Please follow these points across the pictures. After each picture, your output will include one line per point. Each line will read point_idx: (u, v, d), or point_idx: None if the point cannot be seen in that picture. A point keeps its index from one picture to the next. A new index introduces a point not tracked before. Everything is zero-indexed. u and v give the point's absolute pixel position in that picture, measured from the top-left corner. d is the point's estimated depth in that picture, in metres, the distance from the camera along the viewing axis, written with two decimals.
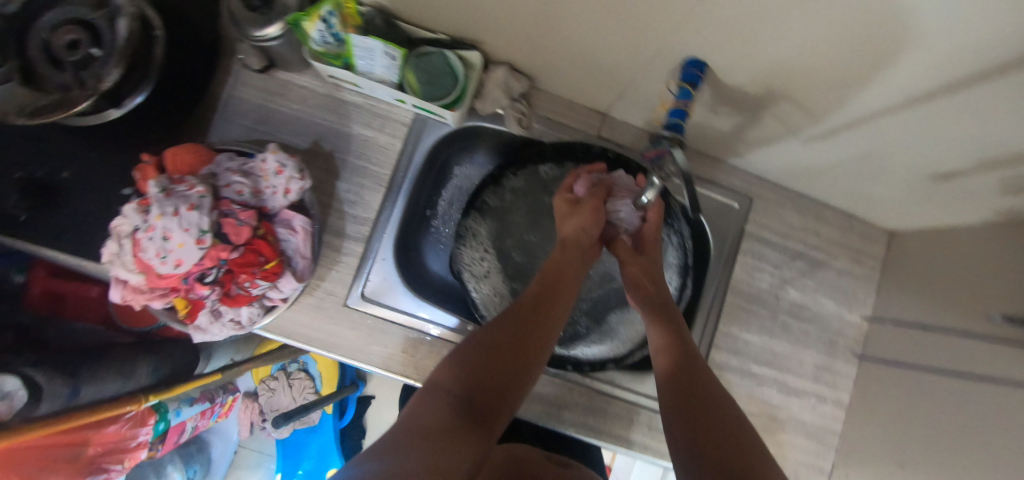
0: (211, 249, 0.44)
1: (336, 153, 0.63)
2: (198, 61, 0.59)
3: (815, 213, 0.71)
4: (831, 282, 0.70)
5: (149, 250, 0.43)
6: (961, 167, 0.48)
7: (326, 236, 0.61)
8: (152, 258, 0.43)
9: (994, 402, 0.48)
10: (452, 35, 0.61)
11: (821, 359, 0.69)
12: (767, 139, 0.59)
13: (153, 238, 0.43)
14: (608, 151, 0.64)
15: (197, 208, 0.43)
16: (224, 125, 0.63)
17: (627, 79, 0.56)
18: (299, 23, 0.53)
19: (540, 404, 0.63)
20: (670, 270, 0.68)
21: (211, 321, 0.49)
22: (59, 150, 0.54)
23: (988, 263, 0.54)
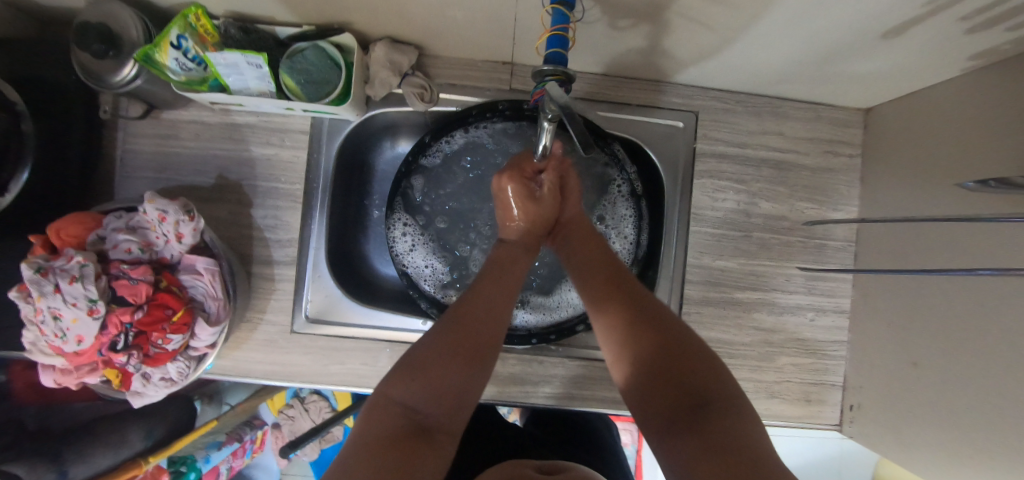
0: (109, 316, 0.43)
1: (243, 181, 0.60)
2: (72, 123, 0.56)
3: (774, 111, 0.63)
4: (806, 183, 0.63)
5: (47, 332, 0.42)
6: (913, 19, 0.40)
7: (256, 268, 0.59)
8: (53, 339, 0.42)
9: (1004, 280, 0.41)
10: (316, 24, 0.55)
11: (811, 268, 0.63)
12: (690, 43, 0.51)
13: (44, 321, 0.41)
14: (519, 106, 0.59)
15: (80, 279, 0.41)
16: (125, 182, 0.60)
17: (512, 19, 0.49)
18: (149, 57, 0.49)
19: (516, 385, 0.60)
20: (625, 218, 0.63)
21: (143, 383, 0.48)
22: None
23: (977, 120, 0.46)
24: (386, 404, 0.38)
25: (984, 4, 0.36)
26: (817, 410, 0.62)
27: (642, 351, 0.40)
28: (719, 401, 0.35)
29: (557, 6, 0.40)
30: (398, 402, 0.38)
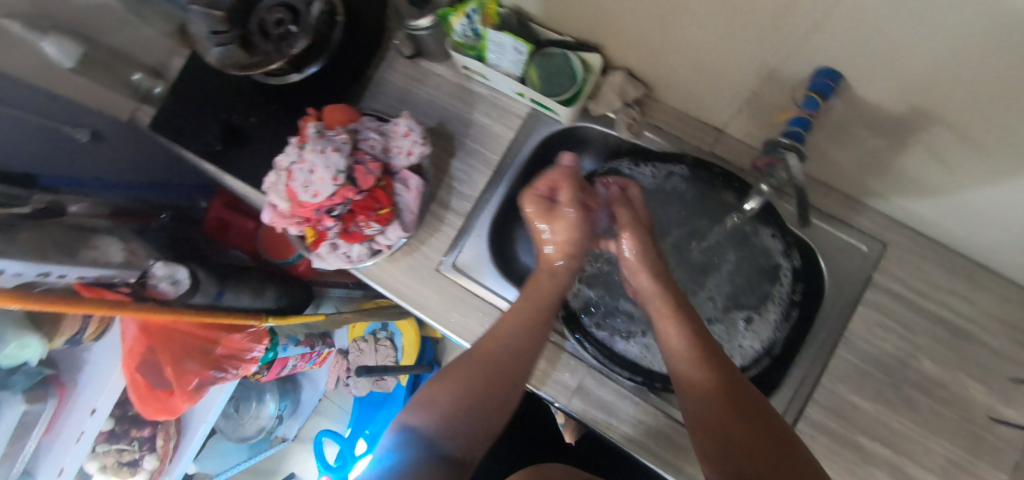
0: (342, 187, 0.52)
1: (456, 135, 0.69)
2: (364, 45, 0.70)
3: (971, 277, 0.59)
4: (983, 364, 0.57)
5: (297, 179, 0.52)
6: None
7: (433, 206, 0.67)
8: (297, 186, 0.52)
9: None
10: (577, 38, 0.64)
11: (959, 456, 0.56)
12: (917, 175, 0.51)
13: (303, 170, 0.51)
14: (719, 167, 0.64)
15: (339, 151, 0.52)
16: (371, 101, 0.74)
17: (749, 91, 0.54)
18: (447, 17, 0.61)
19: (601, 412, 0.61)
20: (774, 302, 0.65)
21: (330, 251, 0.59)
22: (251, 102, 0.68)
23: None
24: (451, 415, 0.52)
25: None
26: None
27: (710, 429, 0.45)
28: None
29: (813, 94, 0.44)
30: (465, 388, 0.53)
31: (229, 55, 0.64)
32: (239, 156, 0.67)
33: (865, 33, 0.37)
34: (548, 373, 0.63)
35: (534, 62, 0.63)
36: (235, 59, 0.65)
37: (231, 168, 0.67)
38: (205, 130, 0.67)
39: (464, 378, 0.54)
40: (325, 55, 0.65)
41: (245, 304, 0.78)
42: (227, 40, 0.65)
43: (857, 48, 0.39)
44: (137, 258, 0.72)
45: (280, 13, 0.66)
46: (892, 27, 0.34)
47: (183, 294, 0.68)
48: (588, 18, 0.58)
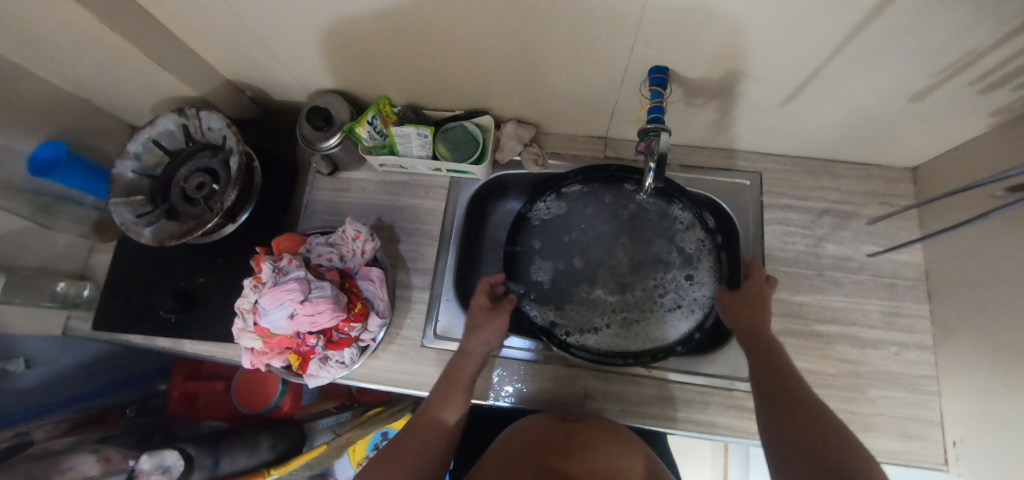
0: (300, 311, 0.54)
1: (394, 224, 0.76)
2: (283, 179, 0.77)
3: (828, 171, 0.75)
4: (868, 230, 0.72)
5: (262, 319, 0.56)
6: (937, 80, 0.55)
7: (397, 291, 0.73)
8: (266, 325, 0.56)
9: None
10: (467, 108, 0.76)
11: (886, 305, 0.69)
12: (748, 113, 0.67)
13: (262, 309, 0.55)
14: (612, 166, 0.70)
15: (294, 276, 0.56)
16: (306, 222, 0.79)
17: (612, 100, 0.68)
18: (353, 130, 0.70)
19: (615, 403, 0.66)
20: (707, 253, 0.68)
21: (321, 365, 0.61)
22: (193, 266, 0.71)
23: (1012, 155, 0.56)
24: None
25: (988, 67, 0.51)
26: (919, 447, 0.63)
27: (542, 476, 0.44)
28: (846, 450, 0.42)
29: (656, 87, 0.59)
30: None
31: (163, 231, 0.69)
32: (200, 316, 0.69)
33: (666, 26, 0.52)
34: (558, 390, 0.68)
35: (438, 139, 0.73)
36: (169, 231, 0.69)
37: (193, 333, 0.69)
38: (156, 306, 0.69)
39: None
40: (252, 198, 0.70)
41: (242, 465, 0.74)
42: (155, 218, 0.70)
43: (667, 39, 0.54)
44: (114, 462, 0.67)
45: (200, 177, 0.72)
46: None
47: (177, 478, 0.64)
48: (469, 90, 0.71)
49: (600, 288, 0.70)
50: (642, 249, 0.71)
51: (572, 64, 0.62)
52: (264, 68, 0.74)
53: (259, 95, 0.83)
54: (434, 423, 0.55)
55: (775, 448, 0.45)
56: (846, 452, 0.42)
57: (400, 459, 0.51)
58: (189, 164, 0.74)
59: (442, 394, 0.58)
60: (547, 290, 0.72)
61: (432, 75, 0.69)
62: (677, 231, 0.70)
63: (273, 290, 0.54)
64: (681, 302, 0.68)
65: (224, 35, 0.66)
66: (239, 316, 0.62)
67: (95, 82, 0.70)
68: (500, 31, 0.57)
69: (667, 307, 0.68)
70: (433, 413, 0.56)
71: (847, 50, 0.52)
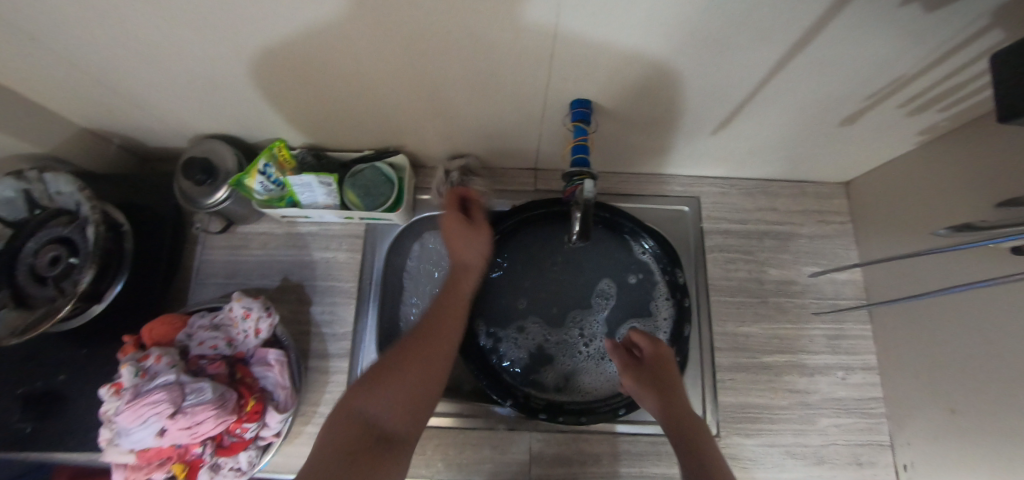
0: (169, 429, 0.45)
1: (304, 282, 0.67)
2: (164, 242, 0.65)
3: (764, 191, 0.72)
4: (807, 250, 0.69)
5: (121, 440, 0.46)
6: (869, 103, 0.52)
7: (312, 362, 0.63)
8: (129, 447, 0.46)
9: (1010, 298, 0.47)
10: (376, 148, 0.68)
11: (830, 328, 0.67)
12: (679, 142, 0.63)
13: (121, 430, 0.45)
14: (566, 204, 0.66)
15: (161, 381, 0.47)
16: (199, 289, 0.67)
17: (535, 134, 0.62)
18: (241, 183, 0.60)
19: (566, 465, 0.61)
20: (662, 300, 0.66)
21: (212, 475, 0.51)
22: (55, 360, 0.59)
23: (940, 177, 0.55)
24: (350, 418, 0.43)
25: (915, 91, 0.49)
26: (872, 474, 0.62)
27: None
28: None
29: (578, 123, 0.53)
30: (363, 413, 0.43)
31: (4, 323, 0.56)
32: (64, 424, 0.57)
33: (583, 63, 0.47)
34: (501, 458, 0.61)
35: (346, 185, 0.64)
36: (13, 322, 0.57)
37: (55, 444, 0.56)
38: (2, 418, 0.56)
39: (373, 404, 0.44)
40: (122, 271, 0.59)
41: None
42: None
43: (586, 75, 0.49)
44: None
45: (52, 250, 0.60)
46: (580, 33, 0.42)
47: None
48: (377, 128, 0.63)
49: (537, 326, 0.66)
50: (587, 291, 0.68)
51: (486, 100, 0.55)
52: (125, 115, 0.62)
53: (130, 143, 0.70)
54: (427, 339, 0.48)
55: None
56: None
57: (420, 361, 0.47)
58: (40, 235, 0.61)
59: (432, 309, 0.52)
60: (497, 313, 0.67)
61: (328, 115, 0.60)
62: (641, 280, 0.68)
63: (131, 405, 0.45)
64: None
65: (62, 81, 0.54)
66: (105, 425, 0.50)
67: None
68: (406, 69, 0.50)
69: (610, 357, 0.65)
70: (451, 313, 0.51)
71: (774, 79, 0.49)
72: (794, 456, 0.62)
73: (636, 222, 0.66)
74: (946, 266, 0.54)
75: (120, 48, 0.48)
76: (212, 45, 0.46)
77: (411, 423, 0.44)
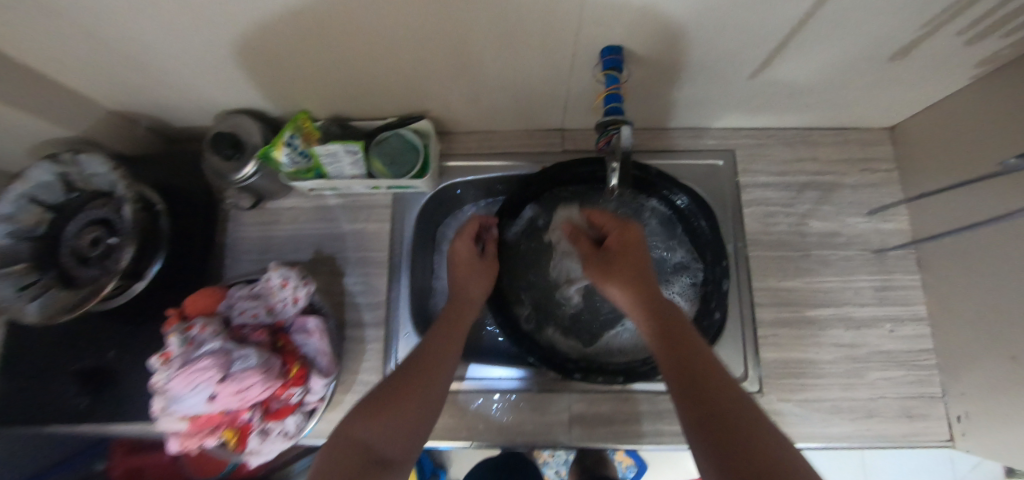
0: (219, 393, 0.45)
1: (337, 254, 0.67)
2: (197, 221, 0.66)
3: (804, 140, 0.69)
4: (850, 200, 0.67)
5: (173, 406, 0.46)
6: (924, 32, 0.48)
7: (349, 331, 0.64)
8: (182, 412, 0.47)
9: None
10: (400, 115, 0.67)
11: (877, 280, 0.64)
12: (716, 89, 0.60)
13: (172, 396, 0.46)
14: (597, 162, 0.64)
15: (208, 348, 0.47)
16: (235, 264, 0.68)
17: (563, 90, 0.60)
18: (269, 155, 0.60)
19: (605, 425, 0.60)
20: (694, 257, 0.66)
21: (262, 440, 0.52)
22: (103, 337, 0.61)
23: (1001, 112, 0.51)
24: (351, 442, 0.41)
25: (976, 16, 0.45)
26: (923, 427, 0.60)
27: None
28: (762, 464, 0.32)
29: (610, 71, 0.50)
30: (364, 439, 0.42)
31: (53, 302, 0.58)
32: (118, 398, 0.59)
33: (615, 5, 0.44)
34: (540, 420, 0.61)
35: (372, 154, 0.63)
36: (61, 301, 0.58)
37: (109, 416, 0.59)
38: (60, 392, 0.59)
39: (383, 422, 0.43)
40: (160, 249, 0.60)
41: None
42: (42, 289, 0.58)
43: (617, 19, 0.46)
44: None
45: (92, 231, 0.62)
46: None
47: None
48: (400, 94, 0.62)
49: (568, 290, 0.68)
50: None
51: (511, 55, 0.53)
52: (153, 94, 0.62)
53: (157, 124, 0.71)
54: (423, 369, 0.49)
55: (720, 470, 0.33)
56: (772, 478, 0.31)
57: (393, 407, 0.44)
58: (79, 217, 0.63)
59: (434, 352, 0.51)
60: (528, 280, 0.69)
61: (350, 82, 0.59)
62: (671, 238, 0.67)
63: (181, 370, 0.45)
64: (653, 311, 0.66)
65: (86, 60, 0.53)
66: (155, 396, 0.51)
67: None
68: (427, 28, 0.48)
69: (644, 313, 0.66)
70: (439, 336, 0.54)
71: (823, 11, 0.45)
72: (841, 410, 0.60)
73: (666, 177, 0.63)
74: (1002, 208, 0.50)
75: (137, 18, 0.47)
76: (229, 10, 0.45)
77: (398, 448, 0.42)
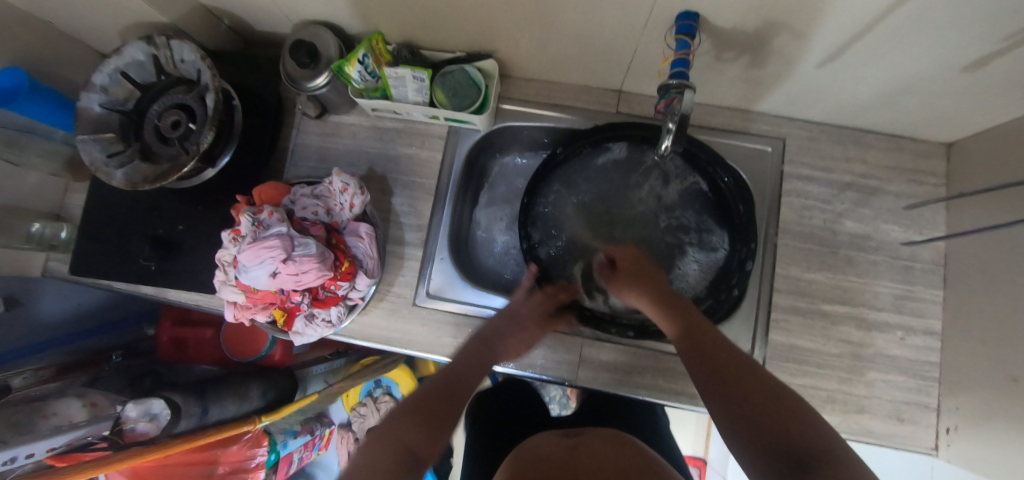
0: (283, 272, 0.51)
1: (388, 174, 0.71)
2: (267, 121, 0.70)
3: (856, 141, 0.69)
4: (890, 207, 0.67)
5: (240, 276, 0.52)
6: (1002, 50, 0.47)
7: (390, 247, 0.69)
8: (248, 283, 0.52)
9: None
10: (468, 51, 0.69)
11: (898, 288, 0.66)
12: (782, 73, 0.60)
13: (242, 268, 0.51)
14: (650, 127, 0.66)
15: (276, 231, 0.52)
16: (294, 167, 0.73)
17: (630, 50, 0.61)
18: (342, 69, 0.63)
19: (608, 372, 0.65)
20: (721, 235, 0.69)
21: (307, 323, 0.59)
22: (174, 211, 0.68)
23: None
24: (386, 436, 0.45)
25: None
26: (910, 431, 0.63)
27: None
28: (815, 448, 0.36)
29: (681, 37, 0.51)
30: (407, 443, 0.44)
31: (136, 172, 0.63)
32: (182, 267, 0.66)
33: None
34: (550, 356, 0.66)
35: (436, 84, 0.66)
36: (143, 173, 0.63)
37: (172, 280, 0.66)
38: (134, 253, 0.66)
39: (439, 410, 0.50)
40: (231, 140, 0.63)
41: (233, 411, 0.78)
42: (127, 159, 0.64)
43: None
44: (100, 408, 0.68)
45: (173, 114, 0.66)
46: None
47: (166, 426, 0.68)
48: (472, 29, 0.63)
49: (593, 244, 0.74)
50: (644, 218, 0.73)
51: (586, 9, 0.54)
52: None
53: (239, 24, 0.75)
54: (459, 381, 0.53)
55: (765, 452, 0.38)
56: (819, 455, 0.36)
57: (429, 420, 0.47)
58: (162, 99, 0.68)
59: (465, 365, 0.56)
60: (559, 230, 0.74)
61: (425, 10, 0.61)
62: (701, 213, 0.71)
63: (252, 244, 0.50)
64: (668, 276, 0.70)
65: None
66: (219, 268, 0.57)
67: (48, 6, 0.62)
68: None
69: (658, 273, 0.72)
70: (482, 357, 0.57)
71: (902, 10, 0.44)
72: (835, 401, 0.63)
73: (711, 152, 0.65)
74: None
75: None
76: None
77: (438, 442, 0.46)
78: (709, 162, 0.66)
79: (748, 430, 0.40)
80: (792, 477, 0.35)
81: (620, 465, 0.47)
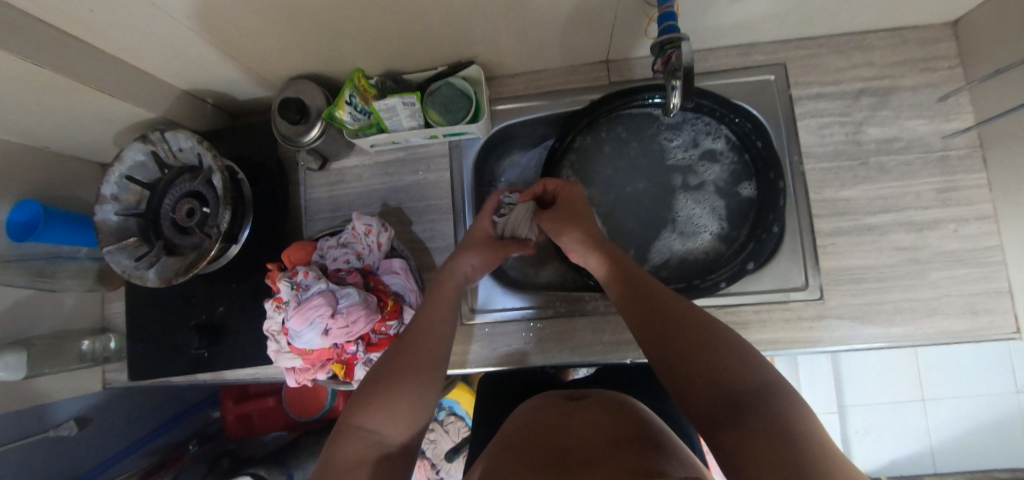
0: (333, 328, 0.51)
1: (403, 205, 0.71)
2: (275, 185, 0.71)
3: (857, 46, 0.67)
4: (909, 103, 0.65)
5: (293, 342, 0.53)
6: None
7: (424, 274, 0.69)
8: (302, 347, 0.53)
9: None
10: (448, 64, 0.68)
11: (939, 182, 0.63)
12: (768, 2, 0.58)
13: (293, 333, 0.52)
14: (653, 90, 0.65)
15: (316, 290, 0.52)
16: (311, 222, 0.74)
17: (610, 19, 0.59)
18: (333, 115, 0.62)
19: None
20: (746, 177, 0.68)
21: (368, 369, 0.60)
22: (211, 295, 0.69)
23: None
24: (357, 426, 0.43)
25: None
26: (988, 321, 0.61)
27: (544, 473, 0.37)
28: (747, 395, 0.36)
29: None
30: (367, 428, 0.43)
31: (167, 268, 0.64)
32: (233, 347, 0.67)
33: None
34: (608, 340, 0.66)
35: (427, 105, 0.65)
36: (173, 267, 0.64)
37: (228, 362, 0.67)
38: (186, 345, 0.68)
39: (408, 366, 0.46)
40: (247, 212, 0.64)
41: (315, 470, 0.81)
42: (154, 259, 0.65)
43: None
44: None
45: (185, 203, 0.67)
46: None
47: None
48: (447, 42, 0.63)
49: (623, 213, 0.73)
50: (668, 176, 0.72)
51: None
52: (219, 72, 0.65)
53: (222, 99, 0.75)
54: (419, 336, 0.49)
55: (703, 404, 0.39)
56: (758, 405, 0.35)
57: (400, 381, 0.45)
58: (170, 192, 0.68)
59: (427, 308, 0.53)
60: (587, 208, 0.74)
61: (398, 37, 0.60)
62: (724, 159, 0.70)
63: (298, 308, 0.51)
64: (700, 229, 0.70)
65: (159, 47, 0.56)
66: (269, 338, 0.58)
67: (42, 132, 0.63)
68: None
69: (695, 226, 0.71)
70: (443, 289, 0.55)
71: None
72: (903, 311, 0.62)
73: (723, 100, 0.64)
74: None
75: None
76: None
77: (420, 398, 0.46)
78: (720, 109, 0.65)
79: (685, 386, 0.40)
80: (726, 421, 0.36)
81: (610, 421, 0.43)
